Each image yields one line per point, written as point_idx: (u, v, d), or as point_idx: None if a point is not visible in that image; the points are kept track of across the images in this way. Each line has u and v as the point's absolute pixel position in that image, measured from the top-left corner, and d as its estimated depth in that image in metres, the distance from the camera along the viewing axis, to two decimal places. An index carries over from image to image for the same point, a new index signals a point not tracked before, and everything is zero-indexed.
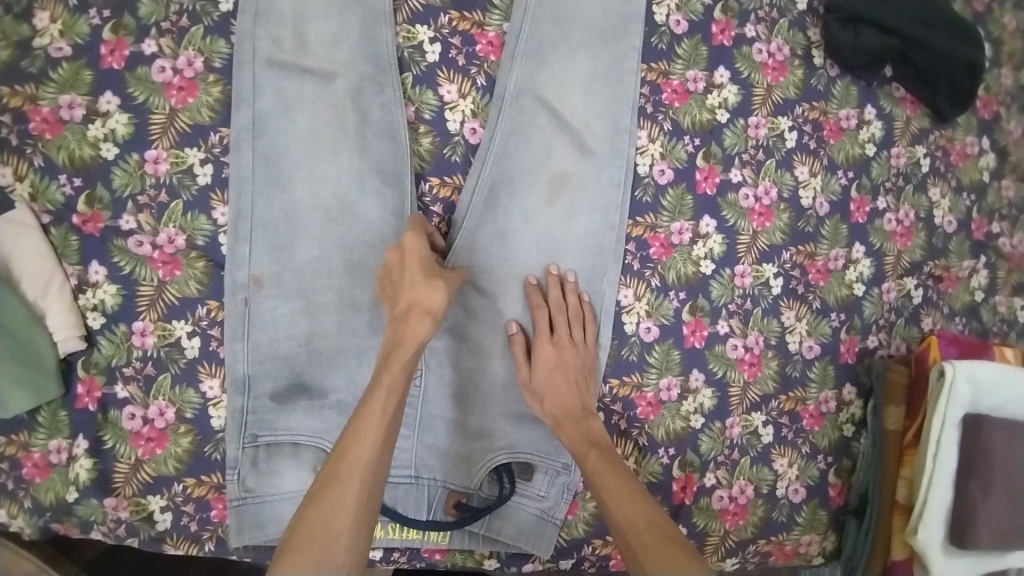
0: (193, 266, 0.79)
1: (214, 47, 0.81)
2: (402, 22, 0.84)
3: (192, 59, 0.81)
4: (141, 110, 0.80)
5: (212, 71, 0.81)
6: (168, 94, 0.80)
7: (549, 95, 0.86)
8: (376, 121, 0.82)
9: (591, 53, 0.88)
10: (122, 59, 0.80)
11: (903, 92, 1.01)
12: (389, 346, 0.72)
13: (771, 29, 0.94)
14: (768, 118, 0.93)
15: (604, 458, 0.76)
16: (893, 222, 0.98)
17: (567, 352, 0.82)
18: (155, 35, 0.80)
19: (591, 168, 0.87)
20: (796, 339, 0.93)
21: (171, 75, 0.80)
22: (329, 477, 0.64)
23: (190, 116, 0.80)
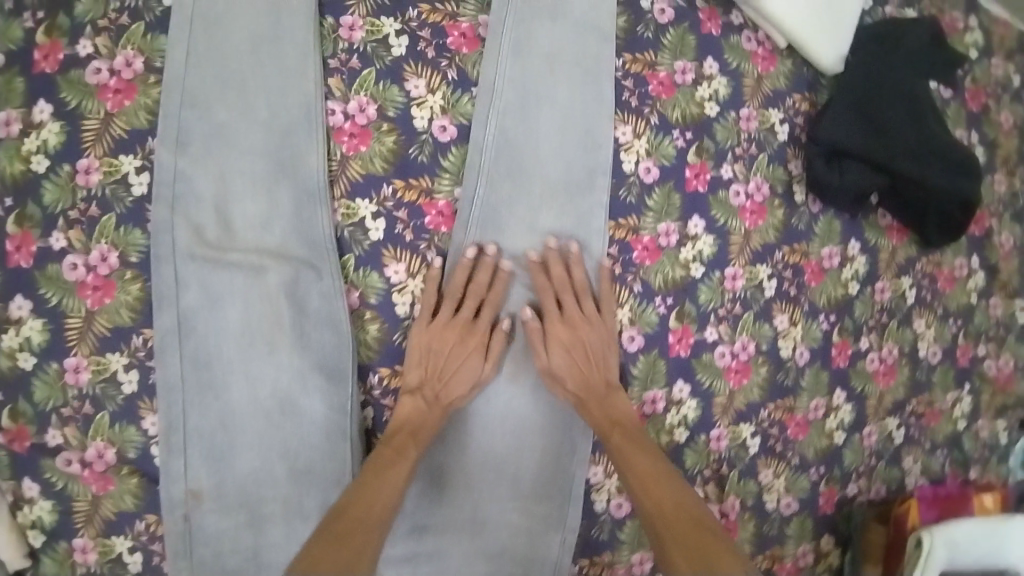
0: (126, 481, 0.75)
1: (129, 239, 0.74)
2: (340, 197, 0.76)
3: (106, 253, 0.74)
4: (57, 312, 0.74)
5: (128, 266, 0.74)
6: (83, 294, 0.74)
7: (508, 264, 0.79)
8: (315, 311, 0.75)
9: (554, 211, 0.81)
10: (30, 255, 0.74)
11: (889, 219, 0.95)
12: (405, 425, 0.75)
13: (749, 167, 0.87)
14: (746, 267, 0.87)
15: (626, 439, 0.76)
16: (876, 361, 0.95)
17: (582, 329, 0.79)
18: (63, 226, 0.74)
19: None
20: (774, 497, 0.89)
21: (86, 273, 0.74)
22: (344, 517, 0.68)
23: (108, 318, 0.74)
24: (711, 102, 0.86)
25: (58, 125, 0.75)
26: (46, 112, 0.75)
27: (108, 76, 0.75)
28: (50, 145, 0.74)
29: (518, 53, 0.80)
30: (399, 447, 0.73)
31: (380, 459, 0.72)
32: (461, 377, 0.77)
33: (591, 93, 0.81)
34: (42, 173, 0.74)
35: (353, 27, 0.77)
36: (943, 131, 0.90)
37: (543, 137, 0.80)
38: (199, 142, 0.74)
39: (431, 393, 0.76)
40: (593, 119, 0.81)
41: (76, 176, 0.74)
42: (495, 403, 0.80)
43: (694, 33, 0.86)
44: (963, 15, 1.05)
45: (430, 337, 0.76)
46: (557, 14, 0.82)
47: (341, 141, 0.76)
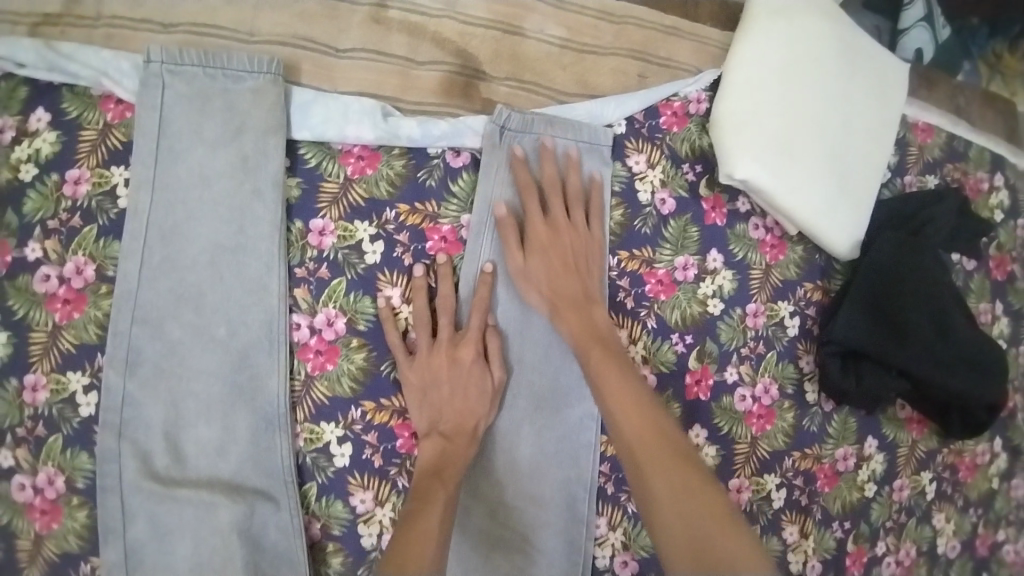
0: None
1: (75, 463, 0.69)
2: (302, 421, 0.70)
3: (53, 477, 0.69)
4: (6, 533, 0.69)
5: (75, 492, 0.70)
6: (31, 517, 0.69)
7: (485, 488, 0.73)
8: (273, 545, 0.69)
9: (540, 428, 0.75)
10: None
11: (908, 411, 0.88)
12: (428, 469, 0.67)
13: (756, 367, 0.81)
14: (753, 477, 0.80)
15: (607, 353, 0.68)
16: (892, 564, 0.87)
17: (565, 235, 0.72)
18: (10, 444, 0.69)
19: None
20: None
21: (33, 495, 0.69)
22: (411, 519, 0.62)
23: (56, 543, 0.69)
24: (714, 299, 0.80)
25: (4, 334, 0.69)
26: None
27: (57, 285, 0.70)
28: None
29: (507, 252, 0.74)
30: (425, 492, 0.65)
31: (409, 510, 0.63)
32: (470, 406, 0.70)
33: None
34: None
35: (322, 231, 0.72)
36: (970, 324, 0.83)
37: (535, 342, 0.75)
38: (151, 363, 0.68)
39: (471, 356, 0.70)
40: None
41: (24, 393, 0.69)
42: (510, 459, 0.73)
43: (698, 224, 0.81)
44: (988, 174, 0.98)
45: (420, 372, 0.70)
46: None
47: (306, 358, 0.71)
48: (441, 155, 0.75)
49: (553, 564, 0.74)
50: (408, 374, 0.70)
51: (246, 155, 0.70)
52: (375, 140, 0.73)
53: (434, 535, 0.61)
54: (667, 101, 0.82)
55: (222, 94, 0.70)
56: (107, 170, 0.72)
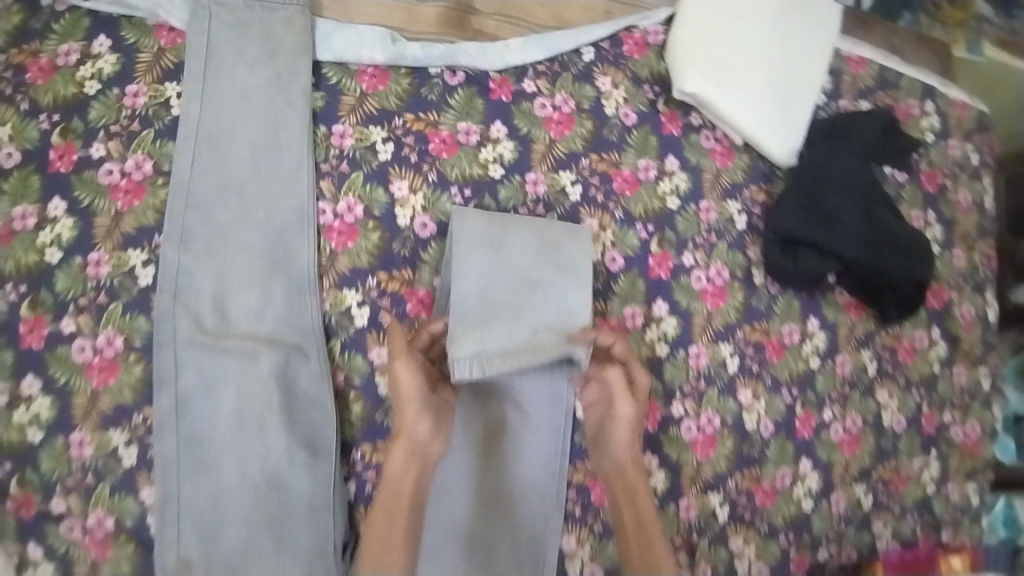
0: (122, 549, 0.80)
1: (134, 325, 0.80)
2: (329, 287, 0.84)
3: (111, 338, 0.80)
4: (64, 390, 0.80)
5: (133, 350, 0.80)
6: (89, 374, 0.80)
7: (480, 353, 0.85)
8: (304, 392, 0.82)
9: (510, 323, 0.80)
10: (41, 337, 0.81)
11: (847, 297, 1.01)
12: (396, 471, 0.75)
13: (709, 254, 0.95)
14: (709, 346, 0.94)
15: (627, 490, 0.79)
16: (840, 431, 1.00)
17: (636, 447, 0.81)
18: (73, 312, 0.80)
19: (529, 423, 0.87)
20: (745, 564, 0.95)
21: (92, 356, 0.80)
22: (387, 495, 0.74)
23: (111, 398, 0.80)
24: (671, 196, 0.95)
25: (70, 220, 0.81)
26: (59, 208, 0.81)
27: (118, 178, 0.83)
28: (62, 239, 0.81)
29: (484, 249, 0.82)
30: (390, 502, 0.74)
31: (388, 507, 0.74)
32: (422, 424, 0.76)
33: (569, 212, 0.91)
34: (54, 264, 0.81)
35: (343, 134, 0.87)
36: (895, 218, 0.97)
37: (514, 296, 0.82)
38: (201, 239, 0.82)
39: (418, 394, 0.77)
40: (570, 261, 0.84)
41: (87, 268, 0.81)
42: (505, 324, 0.80)
43: (656, 134, 0.96)
44: (919, 102, 1.13)
45: (396, 381, 0.77)
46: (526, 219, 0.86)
47: (330, 237, 0.85)
48: (440, 75, 0.90)
49: (542, 415, 0.87)
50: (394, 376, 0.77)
51: (280, 72, 0.85)
52: (386, 61, 0.88)
53: (400, 532, 0.73)
54: (630, 33, 0.97)
55: (259, 23, 0.86)
56: (161, 86, 0.85)
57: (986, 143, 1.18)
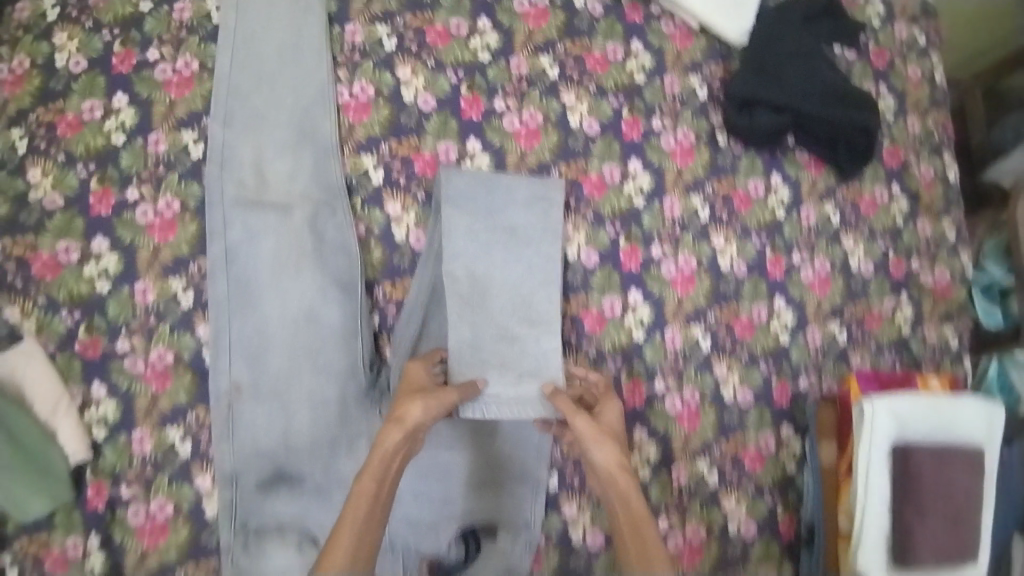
0: (181, 378, 0.91)
1: (188, 190, 0.93)
2: (349, 153, 0.97)
3: (170, 203, 0.92)
4: (130, 248, 0.92)
5: (188, 210, 0.92)
6: (151, 232, 0.92)
7: (478, 268, 0.93)
8: (332, 240, 0.93)
9: (502, 286, 0.93)
10: (110, 206, 0.92)
11: (807, 155, 1.12)
12: (387, 450, 0.77)
13: (676, 119, 1.08)
14: (681, 197, 1.05)
15: (634, 530, 0.80)
16: (809, 272, 1.08)
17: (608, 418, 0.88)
18: (136, 184, 0.93)
19: (532, 333, 0.93)
20: (729, 390, 1.02)
21: (153, 218, 0.92)
22: (377, 483, 0.76)
23: (172, 251, 0.92)
24: (639, 72, 1.09)
25: (132, 111, 0.95)
26: (122, 101, 0.95)
27: (171, 75, 0.96)
28: (127, 125, 0.94)
29: (468, 238, 0.93)
30: (376, 492, 0.76)
31: (360, 494, 0.75)
32: (427, 416, 0.81)
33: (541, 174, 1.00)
34: (119, 146, 0.94)
35: (354, 34, 1.01)
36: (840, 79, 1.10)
37: (494, 305, 0.92)
38: (242, 118, 0.93)
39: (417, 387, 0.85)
40: (531, 223, 0.96)
41: (149, 147, 0.93)
42: (498, 254, 0.94)
43: (621, 23, 1.10)
44: None
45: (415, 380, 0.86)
46: (503, 228, 0.95)
47: (348, 113, 0.98)
48: None
49: (542, 318, 0.94)
50: (409, 375, 0.86)
51: None
52: None
53: (359, 516, 0.74)
54: None
55: None
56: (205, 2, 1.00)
57: (932, 28, 1.25)
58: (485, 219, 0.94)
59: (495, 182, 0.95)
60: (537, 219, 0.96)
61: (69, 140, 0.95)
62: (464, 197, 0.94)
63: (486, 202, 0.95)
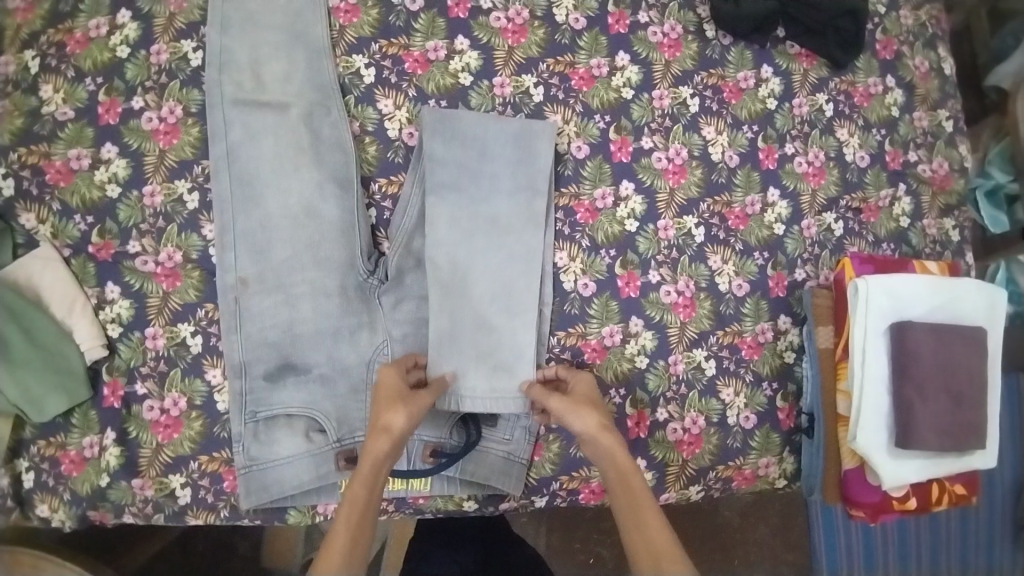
0: (190, 276, 0.92)
1: (190, 96, 0.95)
2: (341, 55, 0.98)
3: (173, 109, 0.95)
4: (137, 153, 0.93)
5: (190, 115, 0.95)
6: (157, 138, 0.94)
7: (459, 257, 0.95)
8: (327, 137, 0.96)
9: (481, 274, 0.95)
10: (117, 115, 0.94)
11: (798, 48, 1.11)
12: (375, 459, 0.77)
13: (663, 13, 1.06)
14: (670, 89, 1.05)
15: (630, 488, 0.76)
16: (804, 164, 1.08)
17: (590, 395, 0.88)
18: (141, 92, 0.95)
19: (512, 323, 0.95)
20: (725, 280, 1.02)
21: (158, 123, 0.94)
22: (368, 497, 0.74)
23: (176, 154, 0.94)
24: None
25: (135, 24, 0.96)
26: (127, 17, 0.96)
27: None
28: (130, 38, 0.95)
29: (452, 227, 0.95)
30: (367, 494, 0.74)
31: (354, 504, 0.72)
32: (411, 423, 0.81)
33: (531, 145, 0.98)
34: (124, 58, 0.95)
35: None
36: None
37: (476, 296, 0.95)
38: (236, 24, 0.96)
39: (398, 394, 0.83)
40: (511, 211, 0.97)
41: (151, 57, 0.95)
42: (479, 246, 0.96)
43: None
44: None
45: (392, 386, 0.84)
46: (486, 217, 0.96)
47: (338, 16, 0.99)
48: None
49: (524, 308, 0.95)
50: (383, 384, 0.85)
51: None
52: None
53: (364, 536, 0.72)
54: None
55: None
56: None
57: None
58: (469, 207, 0.96)
59: (478, 167, 0.97)
60: (520, 210, 0.97)
61: (77, 55, 0.95)
62: (447, 184, 0.96)
63: (471, 191, 0.97)
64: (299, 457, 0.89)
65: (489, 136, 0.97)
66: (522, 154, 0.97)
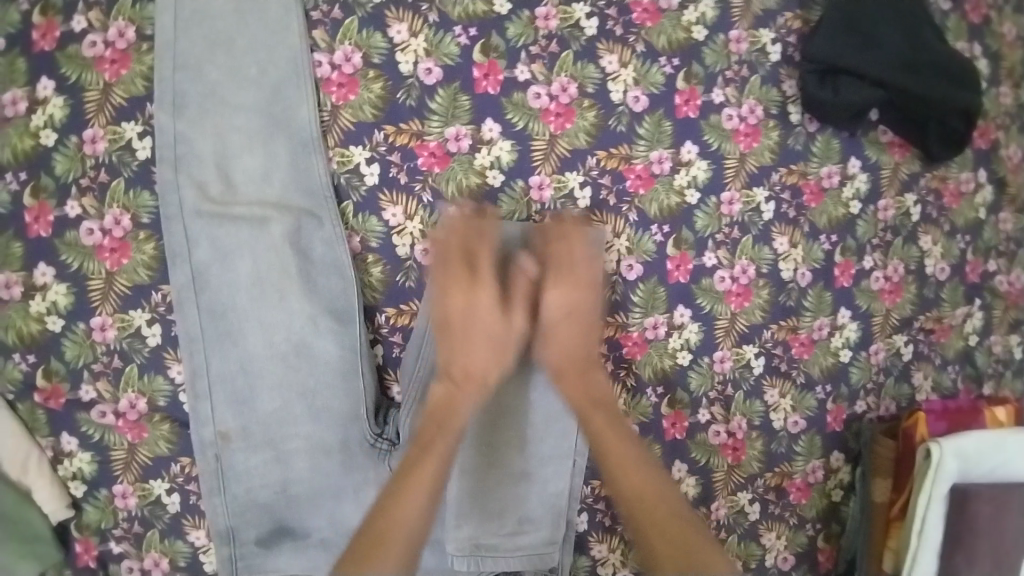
0: (158, 428, 0.78)
1: (139, 202, 0.76)
2: (334, 146, 0.79)
3: (119, 217, 0.76)
4: (78, 276, 0.76)
5: (141, 227, 0.76)
6: (102, 256, 0.76)
7: (495, 399, 0.82)
8: (321, 257, 0.78)
9: (515, 414, 0.83)
10: (48, 224, 0.76)
11: (891, 135, 0.94)
12: (456, 337, 0.76)
13: (742, 90, 0.87)
14: (742, 190, 0.87)
15: (599, 398, 0.79)
16: (881, 280, 0.93)
17: (568, 273, 0.80)
18: (76, 195, 0.76)
19: (542, 472, 0.84)
20: (780, 416, 0.91)
21: (101, 237, 0.76)
22: (441, 428, 0.75)
23: (128, 277, 0.76)
24: (698, 26, 0.85)
25: (61, 100, 0.75)
26: (49, 88, 0.75)
27: (103, 49, 0.75)
28: (56, 119, 0.75)
29: None
30: (438, 426, 0.75)
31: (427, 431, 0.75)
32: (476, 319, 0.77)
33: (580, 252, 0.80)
34: (50, 146, 0.75)
35: None
36: (932, 39, 0.87)
37: (509, 441, 0.83)
38: (195, 105, 0.75)
39: (489, 286, 0.76)
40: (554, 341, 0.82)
41: (84, 146, 0.75)
42: (514, 382, 0.82)
43: None
44: None
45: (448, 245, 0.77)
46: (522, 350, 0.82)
47: (330, 92, 0.78)
48: None
49: (556, 454, 0.84)
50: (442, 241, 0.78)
51: None
52: None
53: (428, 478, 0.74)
54: None
55: None
56: None
57: None
58: None
59: None
60: None
61: None
62: None
63: None
64: None
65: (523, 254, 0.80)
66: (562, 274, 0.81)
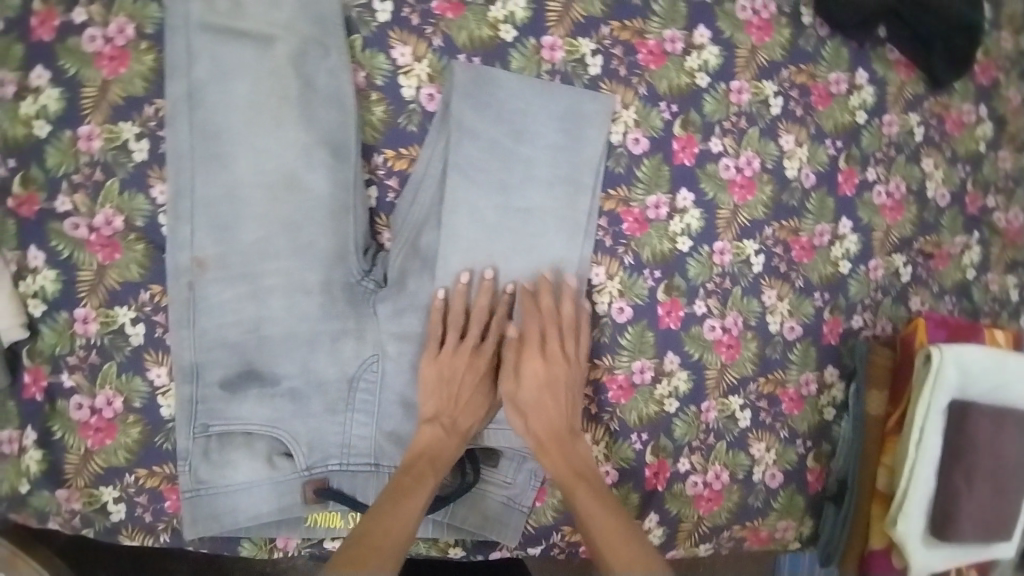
0: (132, 249, 0.74)
1: (145, 12, 0.74)
2: None
3: (123, 26, 0.73)
4: (72, 84, 0.72)
5: (144, 38, 0.74)
6: (98, 65, 0.73)
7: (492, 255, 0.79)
8: (322, 88, 0.74)
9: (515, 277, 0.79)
10: (53, 30, 0.72)
11: (897, 54, 0.94)
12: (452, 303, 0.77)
13: None
14: (752, 82, 0.86)
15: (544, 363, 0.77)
16: (883, 194, 0.93)
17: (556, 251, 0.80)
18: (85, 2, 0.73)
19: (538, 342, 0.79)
20: (777, 319, 0.89)
21: (103, 44, 0.73)
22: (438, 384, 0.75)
23: (121, 87, 0.73)
24: None
25: None
26: None
27: None
28: None
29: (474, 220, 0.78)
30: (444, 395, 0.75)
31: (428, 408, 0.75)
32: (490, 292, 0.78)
33: (590, 112, 0.80)
34: None
35: None
36: None
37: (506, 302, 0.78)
38: None
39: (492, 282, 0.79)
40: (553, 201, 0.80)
41: None
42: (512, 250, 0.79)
43: None
44: None
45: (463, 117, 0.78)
46: (519, 210, 0.79)
47: None
48: None
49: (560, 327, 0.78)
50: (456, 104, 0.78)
51: None
52: None
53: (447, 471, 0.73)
54: None
55: None
56: None
57: None
58: (498, 195, 0.79)
59: (516, 149, 0.79)
60: (560, 205, 0.80)
61: None
62: (475, 161, 0.78)
63: (503, 177, 0.79)
64: (258, 485, 0.74)
65: (530, 115, 0.79)
66: (567, 137, 0.80)
